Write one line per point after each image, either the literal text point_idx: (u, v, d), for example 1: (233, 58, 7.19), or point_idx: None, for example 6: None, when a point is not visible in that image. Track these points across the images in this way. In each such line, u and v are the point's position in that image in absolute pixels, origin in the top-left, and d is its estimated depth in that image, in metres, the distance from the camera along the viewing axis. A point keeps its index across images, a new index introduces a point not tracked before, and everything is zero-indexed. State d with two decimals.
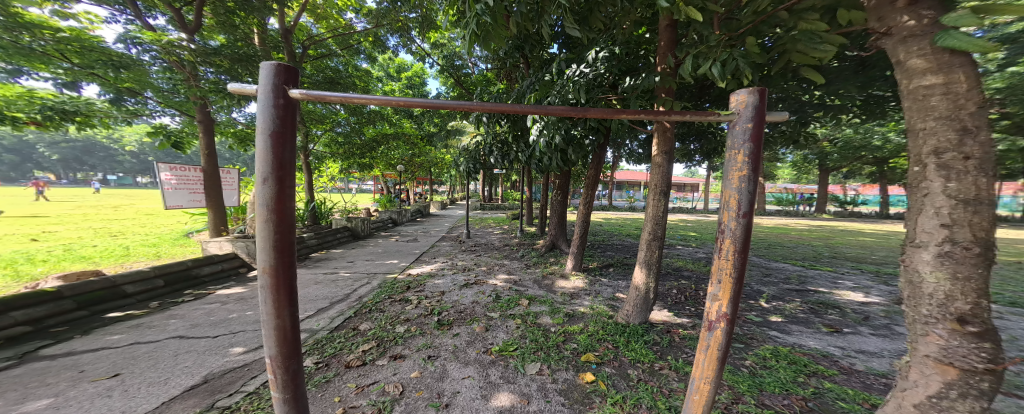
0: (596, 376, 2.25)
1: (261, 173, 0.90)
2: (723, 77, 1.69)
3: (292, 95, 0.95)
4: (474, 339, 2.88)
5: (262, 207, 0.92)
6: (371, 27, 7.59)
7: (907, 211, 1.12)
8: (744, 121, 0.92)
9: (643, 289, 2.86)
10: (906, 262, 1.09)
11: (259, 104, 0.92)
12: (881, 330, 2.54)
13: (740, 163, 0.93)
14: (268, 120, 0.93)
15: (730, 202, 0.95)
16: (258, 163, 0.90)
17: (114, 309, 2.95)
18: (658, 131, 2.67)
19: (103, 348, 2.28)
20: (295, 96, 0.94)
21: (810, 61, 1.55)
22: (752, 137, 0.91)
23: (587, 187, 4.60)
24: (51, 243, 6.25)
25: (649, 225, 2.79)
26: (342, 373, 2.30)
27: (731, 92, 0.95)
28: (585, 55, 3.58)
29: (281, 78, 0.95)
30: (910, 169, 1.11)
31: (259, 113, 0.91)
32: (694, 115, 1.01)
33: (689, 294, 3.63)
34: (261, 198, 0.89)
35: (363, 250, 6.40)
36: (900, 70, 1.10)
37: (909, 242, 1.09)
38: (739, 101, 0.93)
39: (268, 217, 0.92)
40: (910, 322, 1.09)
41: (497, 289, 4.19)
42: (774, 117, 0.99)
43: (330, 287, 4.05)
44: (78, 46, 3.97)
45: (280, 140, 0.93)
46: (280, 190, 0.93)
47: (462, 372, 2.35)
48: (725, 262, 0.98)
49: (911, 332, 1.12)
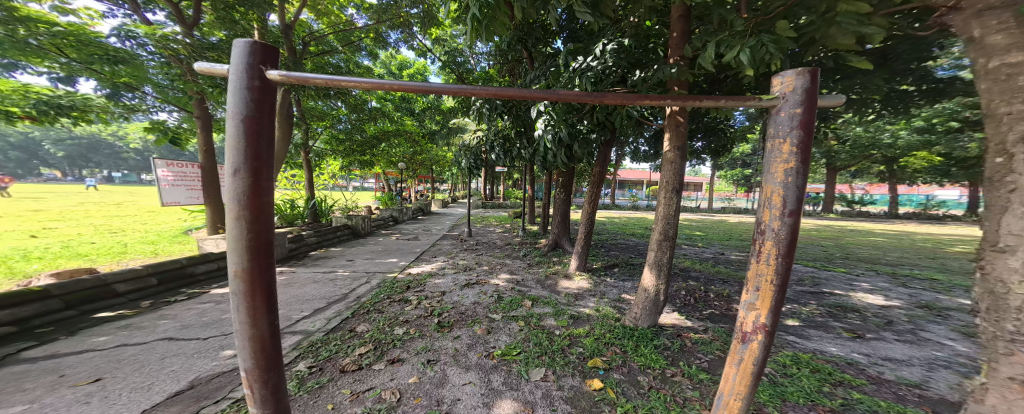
0: (604, 383, 2.13)
1: (231, 163, 0.76)
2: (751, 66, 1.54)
3: (269, 76, 0.80)
4: (475, 342, 2.76)
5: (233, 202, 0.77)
6: (372, 23, 7.50)
7: (987, 212, 1.03)
8: (790, 106, 0.79)
9: (653, 291, 2.72)
10: (987, 271, 1.01)
11: (229, 85, 0.77)
12: (906, 336, 2.40)
13: (786, 154, 0.80)
14: (241, 104, 0.78)
15: (773, 199, 0.82)
16: (228, 150, 0.76)
17: (104, 309, 2.86)
18: (670, 126, 2.51)
19: (88, 351, 2.18)
20: (274, 77, 0.79)
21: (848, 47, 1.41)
22: (800, 123, 0.78)
23: (591, 185, 4.46)
24: (50, 240, 6.20)
25: (659, 224, 2.61)
26: (337, 378, 2.20)
27: (774, 73, 0.82)
28: (591, 47, 3.45)
29: (257, 57, 0.80)
30: (990, 163, 1.02)
31: (229, 95, 0.76)
32: (729, 100, 0.87)
33: (699, 296, 3.47)
34: (233, 193, 0.75)
35: (363, 249, 6.30)
36: (977, 47, 1.04)
37: (990, 247, 1.00)
38: (784, 84, 0.81)
39: (240, 214, 0.77)
40: (993, 341, 1.00)
41: (499, 289, 4.07)
42: (827, 102, 0.85)
43: (328, 286, 3.95)
44: (74, 40, 3.91)
45: (255, 127, 0.78)
46: (254, 183, 0.78)
47: (462, 378, 2.24)
48: (765, 267, 0.86)
49: (990, 351, 1.02)
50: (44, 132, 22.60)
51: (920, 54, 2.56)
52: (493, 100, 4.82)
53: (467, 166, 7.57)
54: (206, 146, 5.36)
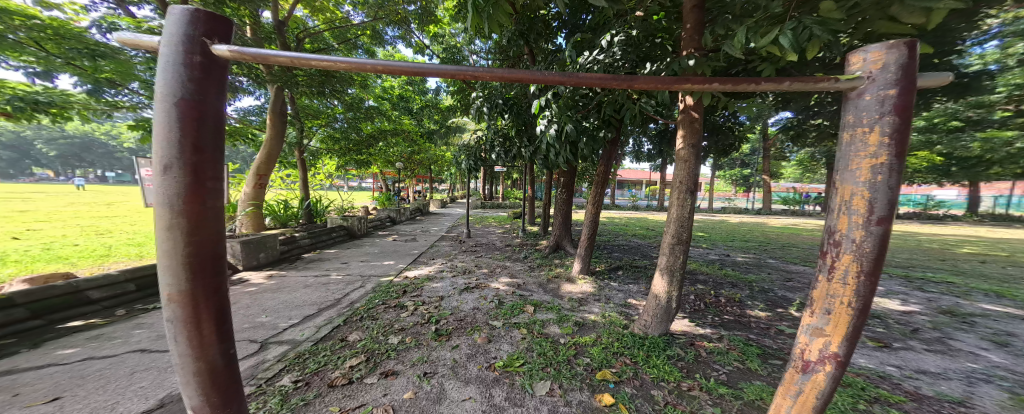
0: (615, 397, 1.97)
1: (160, 157, 0.56)
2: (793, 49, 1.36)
3: (215, 50, 0.62)
4: (476, 352, 2.59)
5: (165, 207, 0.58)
6: (369, 20, 7.33)
7: None
8: (880, 87, 0.63)
9: (664, 298, 2.54)
10: None
11: (159, 59, 0.58)
12: (936, 346, 2.24)
13: (874, 147, 0.64)
14: (173, 81, 0.59)
15: (855, 202, 0.66)
16: (158, 142, 0.57)
17: (75, 318, 2.66)
18: (684, 122, 2.34)
19: (49, 365, 1.99)
20: (221, 53, 0.61)
21: (908, 30, 1.22)
22: (895, 108, 0.62)
23: (596, 185, 4.29)
24: (32, 242, 5.96)
25: (671, 227, 2.42)
26: (324, 394, 2.01)
27: (855, 48, 0.66)
28: (597, 40, 3.30)
29: (200, 28, 0.62)
30: None
31: (157, 73, 0.57)
32: (795, 82, 0.71)
33: (709, 301, 3.29)
34: (161, 196, 0.56)
35: (358, 251, 6.09)
36: None
37: None
38: (869, 60, 0.65)
39: (175, 222, 0.59)
40: None
41: (499, 294, 3.89)
42: (932, 83, 0.67)
43: (320, 291, 3.75)
44: (54, 34, 3.74)
45: (196, 111, 0.59)
46: (195, 183, 0.59)
47: (462, 393, 2.07)
48: (841, 287, 0.70)
49: None
50: (34, 129, 22.16)
51: (947, 48, 2.40)
52: (494, 97, 4.66)
53: (466, 167, 7.38)
54: None
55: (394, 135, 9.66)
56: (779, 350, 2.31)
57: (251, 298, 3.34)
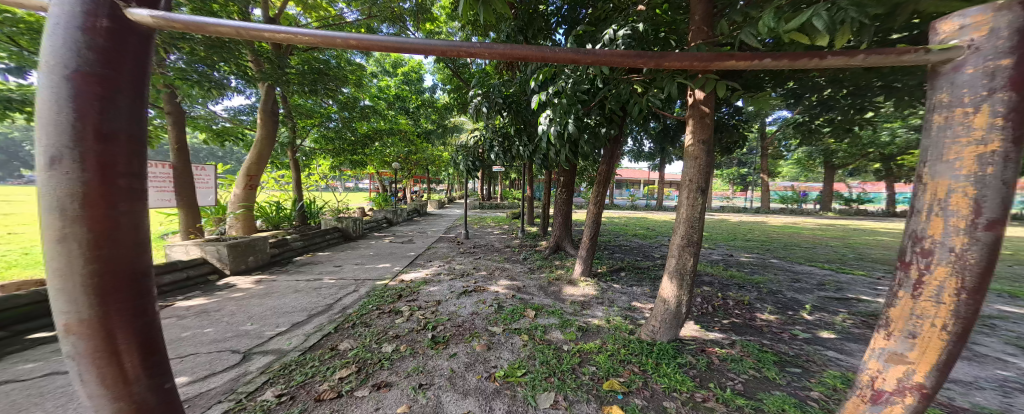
0: (624, 410, 1.83)
1: (46, 145, 0.42)
2: (825, 33, 1.24)
3: (133, 14, 0.49)
4: (475, 361, 2.45)
5: (52, 216, 0.43)
6: (363, 18, 7.19)
7: None
8: (985, 59, 0.57)
9: (674, 302, 2.38)
10: None
11: (46, 20, 0.44)
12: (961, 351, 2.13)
13: (982, 130, 0.57)
14: (65, 47, 0.44)
15: (958, 201, 0.61)
16: (42, 126, 0.42)
17: (42, 329, 2.46)
18: (694, 118, 2.18)
19: (6, 383, 1.81)
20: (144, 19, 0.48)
21: None
22: (1009, 83, 0.55)
23: (598, 185, 4.15)
24: (10, 247, 5.70)
25: (681, 227, 2.24)
26: (310, 409, 1.85)
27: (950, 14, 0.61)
28: (601, 34, 3.12)
29: None
30: None
31: (43, 36, 0.43)
32: (876, 54, 0.59)
33: (717, 303, 3.14)
34: (45, 199, 0.41)
35: (352, 254, 5.90)
36: None
37: None
38: (974, 27, 0.59)
39: (73, 233, 0.44)
40: None
41: (498, 298, 3.75)
42: None
43: (310, 296, 3.57)
44: (26, 28, 3.53)
45: (103, 89, 0.45)
46: (103, 181, 0.45)
47: (459, 406, 1.92)
48: (933, 307, 0.65)
49: None
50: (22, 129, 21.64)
51: None
52: (492, 96, 4.50)
53: (463, 167, 7.19)
54: (177, 145, 4.88)
55: (389, 134, 9.49)
56: (797, 356, 2.17)
57: (237, 304, 3.15)
